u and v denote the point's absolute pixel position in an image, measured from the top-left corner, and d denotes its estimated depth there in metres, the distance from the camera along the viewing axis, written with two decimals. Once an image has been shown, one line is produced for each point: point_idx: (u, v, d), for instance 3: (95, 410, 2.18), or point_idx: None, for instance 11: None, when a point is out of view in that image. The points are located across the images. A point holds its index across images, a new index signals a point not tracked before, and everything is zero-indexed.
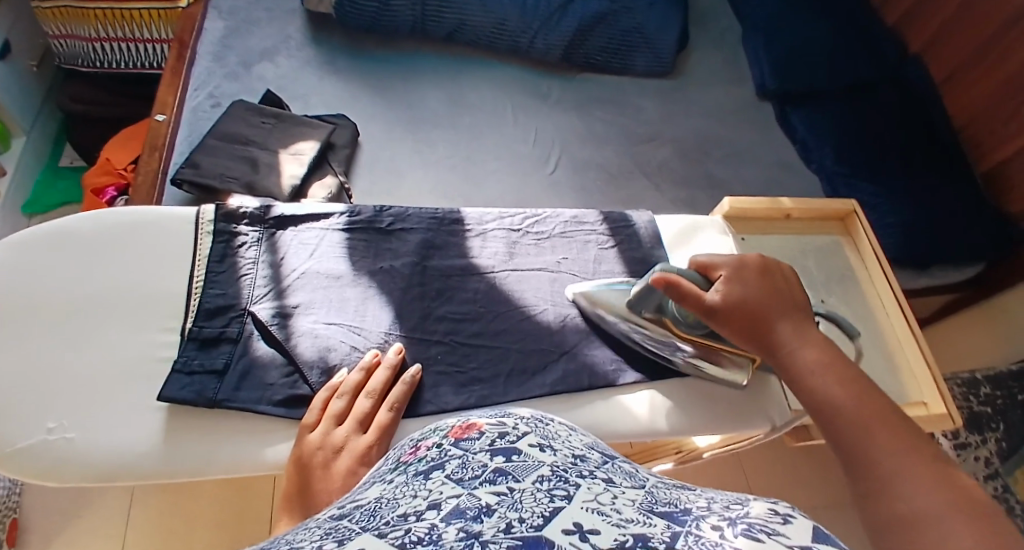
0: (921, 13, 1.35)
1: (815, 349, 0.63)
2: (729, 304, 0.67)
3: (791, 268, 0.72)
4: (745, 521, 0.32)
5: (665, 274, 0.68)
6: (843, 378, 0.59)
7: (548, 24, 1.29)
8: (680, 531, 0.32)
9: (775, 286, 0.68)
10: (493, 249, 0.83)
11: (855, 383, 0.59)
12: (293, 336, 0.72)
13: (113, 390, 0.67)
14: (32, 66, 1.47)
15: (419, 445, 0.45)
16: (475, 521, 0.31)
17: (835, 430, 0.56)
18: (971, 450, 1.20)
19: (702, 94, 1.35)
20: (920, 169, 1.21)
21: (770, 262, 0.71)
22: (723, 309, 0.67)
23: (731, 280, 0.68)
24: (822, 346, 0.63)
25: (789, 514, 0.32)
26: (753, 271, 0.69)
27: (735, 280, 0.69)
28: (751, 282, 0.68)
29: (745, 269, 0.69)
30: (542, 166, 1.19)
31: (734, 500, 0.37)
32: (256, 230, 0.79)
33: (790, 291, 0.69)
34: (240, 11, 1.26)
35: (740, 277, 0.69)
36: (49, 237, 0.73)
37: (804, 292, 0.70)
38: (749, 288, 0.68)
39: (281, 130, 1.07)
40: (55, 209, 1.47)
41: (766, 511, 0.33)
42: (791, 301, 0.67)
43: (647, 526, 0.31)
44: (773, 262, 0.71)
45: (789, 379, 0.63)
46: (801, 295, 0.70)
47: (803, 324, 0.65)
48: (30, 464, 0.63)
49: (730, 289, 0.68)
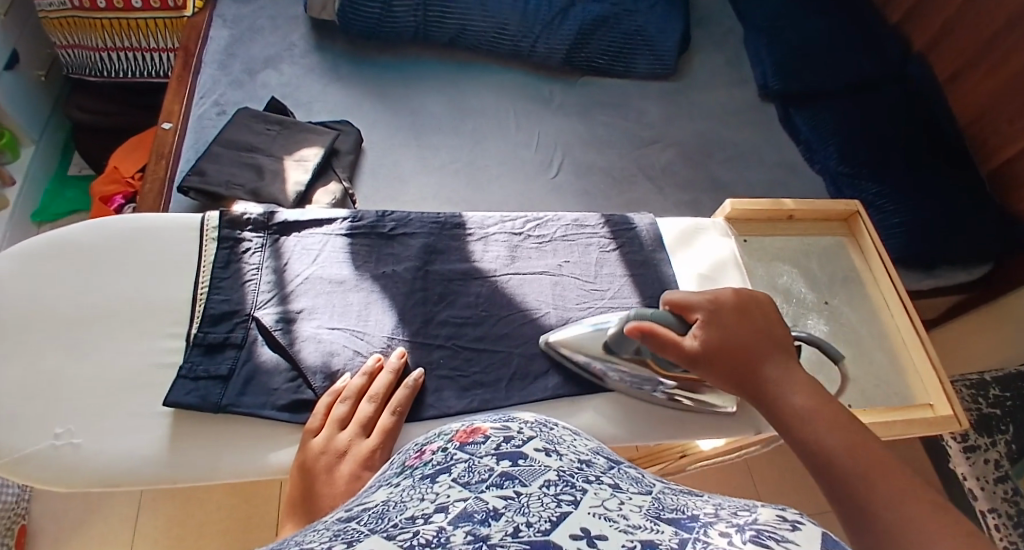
0: (924, 13, 1.35)
1: (803, 393, 0.62)
2: (709, 350, 0.66)
3: (768, 297, 0.72)
4: (754, 528, 0.32)
5: (642, 325, 0.67)
6: (836, 425, 0.58)
7: (550, 28, 1.30)
8: (689, 538, 0.32)
9: (754, 325, 0.68)
10: (495, 253, 0.84)
11: (848, 426, 0.58)
12: (297, 341, 0.72)
13: (120, 396, 0.67)
14: (40, 76, 1.48)
15: (424, 448, 0.46)
16: (483, 525, 0.31)
17: (833, 482, 0.54)
18: (981, 452, 1.18)
19: (704, 96, 1.35)
20: (926, 168, 1.21)
21: (743, 295, 0.71)
22: (704, 356, 0.66)
23: (709, 326, 0.67)
24: (810, 389, 0.62)
25: (798, 521, 0.33)
26: (731, 313, 0.68)
27: (714, 323, 0.67)
28: (727, 325, 0.67)
29: (724, 310, 0.68)
30: (545, 170, 1.19)
31: (742, 506, 0.37)
32: (259, 236, 0.79)
33: (768, 326, 0.68)
34: (244, 20, 1.27)
35: (718, 319, 0.68)
36: (57, 245, 0.74)
37: (783, 323, 0.69)
38: (728, 332, 0.67)
39: (285, 137, 1.08)
40: (64, 217, 1.49)
41: (775, 518, 0.33)
42: (773, 341, 0.67)
43: (655, 532, 0.32)
44: (752, 295, 0.71)
45: (781, 427, 0.61)
46: (780, 327, 0.69)
47: (786, 366, 0.64)
48: (38, 470, 0.64)
49: (708, 335, 0.67)
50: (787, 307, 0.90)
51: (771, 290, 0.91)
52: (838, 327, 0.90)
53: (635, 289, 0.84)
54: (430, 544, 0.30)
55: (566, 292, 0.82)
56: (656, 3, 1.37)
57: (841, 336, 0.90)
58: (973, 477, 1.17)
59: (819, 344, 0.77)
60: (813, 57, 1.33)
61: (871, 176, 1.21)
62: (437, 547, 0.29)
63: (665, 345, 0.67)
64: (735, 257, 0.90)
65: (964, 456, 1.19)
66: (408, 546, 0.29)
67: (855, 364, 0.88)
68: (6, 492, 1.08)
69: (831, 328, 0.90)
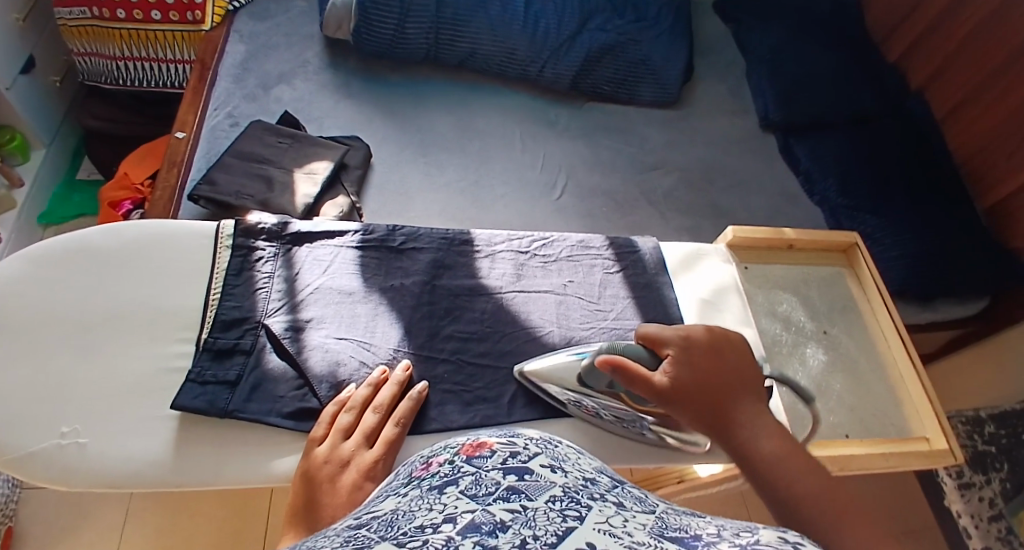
0: (922, 51, 1.38)
1: (770, 436, 0.62)
2: (678, 386, 0.66)
3: (742, 339, 0.72)
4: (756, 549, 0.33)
5: (613, 357, 0.67)
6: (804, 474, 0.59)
7: (558, 53, 1.32)
8: None
9: (725, 364, 0.68)
10: (501, 270, 0.85)
11: (815, 471, 0.60)
12: (304, 349, 0.73)
13: (127, 399, 0.68)
14: (55, 82, 1.51)
15: (430, 461, 0.46)
16: (491, 536, 0.32)
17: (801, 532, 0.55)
18: (975, 490, 1.20)
19: (707, 125, 1.38)
20: (924, 203, 1.23)
21: (717, 335, 0.71)
22: (673, 392, 0.65)
23: (679, 362, 0.67)
24: (780, 433, 0.63)
25: (799, 543, 0.33)
26: (702, 351, 0.68)
27: (684, 359, 0.68)
28: (698, 361, 0.67)
29: (697, 345, 0.69)
30: (549, 191, 1.21)
31: (743, 527, 0.38)
32: (273, 245, 0.81)
33: (739, 367, 0.68)
34: (260, 36, 1.30)
35: (688, 355, 0.68)
36: (73, 248, 0.76)
37: (753, 365, 0.70)
38: (697, 368, 0.67)
39: (296, 150, 1.09)
40: (70, 221, 1.50)
41: (777, 539, 0.34)
42: (744, 382, 0.67)
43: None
44: (724, 334, 0.71)
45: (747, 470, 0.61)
46: (750, 369, 0.69)
47: (755, 408, 0.65)
48: (40, 470, 0.64)
49: (678, 371, 0.66)
50: (787, 335, 0.92)
51: (771, 318, 0.92)
52: (837, 357, 0.92)
53: (637, 311, 0.85)
54: None
55: (570, 311, 0.83)
56: (662, 34, 1.40)
57: (839, 366, 0.91)
58: (967, 515, 1.20)
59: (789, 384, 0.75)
60: (814, 92, 1.36)
61: (871, 208, 1.22)
62: None
63: (635, 379, 0.66)
64: (736, 283, 0.91)
65: (959, 493, 1.21)
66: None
67: (852, 395, 0.89)
68: None
69: (829, 358, 0.91)
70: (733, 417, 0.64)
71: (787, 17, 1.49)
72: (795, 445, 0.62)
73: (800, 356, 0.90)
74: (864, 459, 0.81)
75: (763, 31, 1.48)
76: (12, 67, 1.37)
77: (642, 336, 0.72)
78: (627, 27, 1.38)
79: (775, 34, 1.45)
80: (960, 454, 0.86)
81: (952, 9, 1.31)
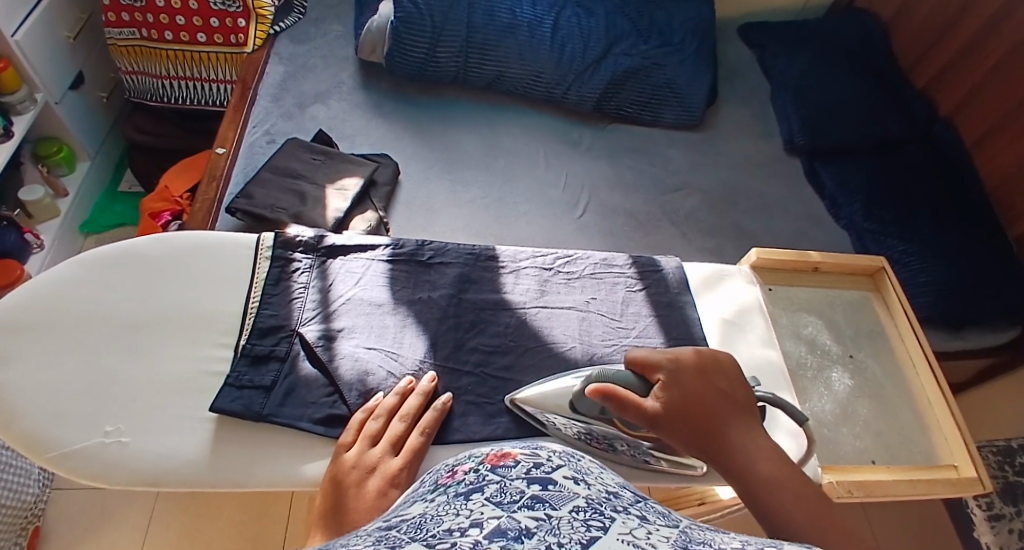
0: (950, 77, 1.39)
1: (764, 457, 0.64)
2: (671, 409, 0.67)
3: (729, 356, 0.74)
4: None
5: (604, 385, 0.66)
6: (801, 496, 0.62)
7: (583, 77, 1.36)
8: None
9: (715, 387, 0.69)
10: (525, 286, 0.87)
11: (809, 489, 0.63)
12: (336, 357, 0.76)
13: (168, 401, 0.71)
14: (103, 97, 1.58)
15: (456, 468, 0.49)
16: (517, 541, 0.34)
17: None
18: (1005, 522, 1.25)
19: (730, 148, 1.39)
20: (951, 228, 1.23)
21: (705, 357, 0.72)
22: (667, 416, 0.66)
23: (669, 386, 0.68)
24: (774, 453, 0.65)
25: None
26: (692, 374, 0.69)
27: (675, 383, 0.69)
28: (688, 384, 0.68)
29: (686, 369, 0.70)
30: (571, 210, 1.23)
31: (767, 543, 0.39)
32: (308, 257, 0.84)
33: (728, 388, 0.70)
34: (298, 58, 1.36)
35: (678, 379, 0.69)
36: (122, 255, 0.80)
37: (742, 384, 0.71)
38: (689, 391, 0.68)
39: (329, 166, 1.14)
40: (110, 229, 1.56)
41: None
42: (735, 403, 0.69)
43: None
44: (713, 356, 0.72)
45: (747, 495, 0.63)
46: (739, 388, 0.71)
47: (747, 428, 0.67)
48: (83, 466, 0.67)
49: (670, 395, 0.67)
50: (811, 357, 0.93)
51: (795, 340, 0.93)
52: (863, 381, 0.92)
53: (660, 329, 0.86)
54: None
55: (592, 328, 0.85)
56: (687, 58, 1.43)
57: (865, 390, 0.91)
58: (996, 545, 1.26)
59: (781, 406, 0.73)
60: (838, 117, 1.38)
61: (896, 232, 1.23)
62: None
63: (626, 406, 0.67)
64: (759, 303, 0.93)
65: (988, 525, 1.27)
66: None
67: (878, 420, 0.89)
68: (26, 491, 1.12)
69: (855, 382, 0.92)
70: (727, 438, 0.65)
71: (811, 44, 1.51)
72: (788, 464, 0.65)
73: (825, 380, 0.91)
74: (892, 485, 0.81)
75: (787, 56, 1.50)
76: (64, 83, 1.43)
77: (630, 362, 0.72)
78: (652, 52, 1.41)
79: (798, 61, 1.48)
80: (990, 483, 0.85)
81: (981, 36, 1.32)
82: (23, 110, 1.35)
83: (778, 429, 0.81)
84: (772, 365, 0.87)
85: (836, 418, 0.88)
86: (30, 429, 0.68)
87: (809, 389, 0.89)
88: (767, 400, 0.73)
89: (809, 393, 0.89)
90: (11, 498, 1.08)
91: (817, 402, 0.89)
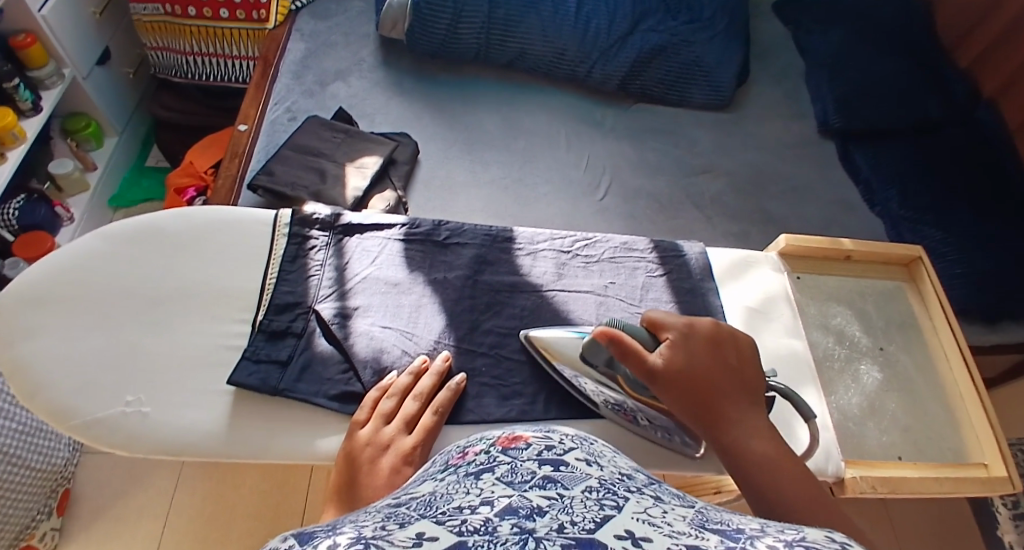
0: (994, 58, 1.34)
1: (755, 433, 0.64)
2: (672, 369, 0.66)
3: (746, 335, 0.73)
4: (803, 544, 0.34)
5: (610, 329, 0.67)
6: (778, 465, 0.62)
7: (607, 55, 1.33)
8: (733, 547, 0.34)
9: (724, 358, 0.68)
10: (543, 268, 0.87)
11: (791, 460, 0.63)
12: (351, 335, 0.77)
13: (187, 373, 0.73)
14: (128, 73, 1.59)
15: (467, 450, 0.49)
16: (529, 519, 0.34)
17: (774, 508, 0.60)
18: None
19: (758, 129, 1.37)
20: (990, 217, 1.20)
21: (722, 328, 0.71)
22: (667, 378, 0.66)
23: (674, 346, 0.68)
24: (771, 436, 0.64)
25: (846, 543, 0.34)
26: (702, 339, 0.69)
27: (683, 346, 0.68)
28: (694, 350, 0.68)
29: (696, 333, 0.69)
30: (592, 192, 1.22)
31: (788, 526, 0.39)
32: (325, 235, 0.85)
33: (737, 362, 0.69)
34: (320, 35, 1.36)
35: (686, 343, 0.68)
36: (143, 230, 0.81)
37: (754, 362, 0.70)
38: (693, 356, 0.67)
39: (350, 145, 1.14)
40: (138, 204, 1.59)
41: (824, 537, 0.35)
42: (741, 379, 0.68)
43: (700, 539, 0.34)
44: (730, 331, 0.72)
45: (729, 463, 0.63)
46: (750, 364, 0.70)
47: (743, 402, 0.66)
48: (105, 434, 0.69)
49: (675, 355, 0.67)
50: (839, 349, 0.91)
51: (822, 331, 0.92)
52: (893, 374, 0.90)
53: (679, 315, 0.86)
54: (478, 530, 0.32)
55: (610, 312, 0.84)
56: (717, 36, 1.39)
57: (893, 384, 0.89)
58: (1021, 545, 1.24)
59: (791, 399, 0.73)
60: (871, 100, 1.34)
61: (933, 220, 1.19)
62: (485, 534, 0.32)
63: (630, 354, 0.67)
64: (786, 291, 0.91)
65: (1013, 524, 1.25)
66: (458, 531, 0.32)
67: (907, 415, 0.87)
68: (55, 456, 1.14)
69: (885, 375, 0.90)
70: (723, 413, 0.65)
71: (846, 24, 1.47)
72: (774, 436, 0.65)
73: (852, 373, 0.89)
74: (916, 482, 0.80)
75: (820, 36, 1.46)
76: (91, 58, 1.45)
77: (646, 320, 0.72)
78: (680, 29, 1.38)
79: (831, 40, 1.43)
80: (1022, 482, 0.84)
81: None
82: (51, 85, 1.36)
83: (800, 424, 0.80)
84: (798, 356, 0.86)
85: (863, 412, 0.86)
86: (55, 398, 0.70)
87: (834, 382, 0.88)
88: (778, 390, 0.73)
89: (835, 386, 0.88)
90: (41, 461, 1.11)
91: (843, 395, 0.87)
